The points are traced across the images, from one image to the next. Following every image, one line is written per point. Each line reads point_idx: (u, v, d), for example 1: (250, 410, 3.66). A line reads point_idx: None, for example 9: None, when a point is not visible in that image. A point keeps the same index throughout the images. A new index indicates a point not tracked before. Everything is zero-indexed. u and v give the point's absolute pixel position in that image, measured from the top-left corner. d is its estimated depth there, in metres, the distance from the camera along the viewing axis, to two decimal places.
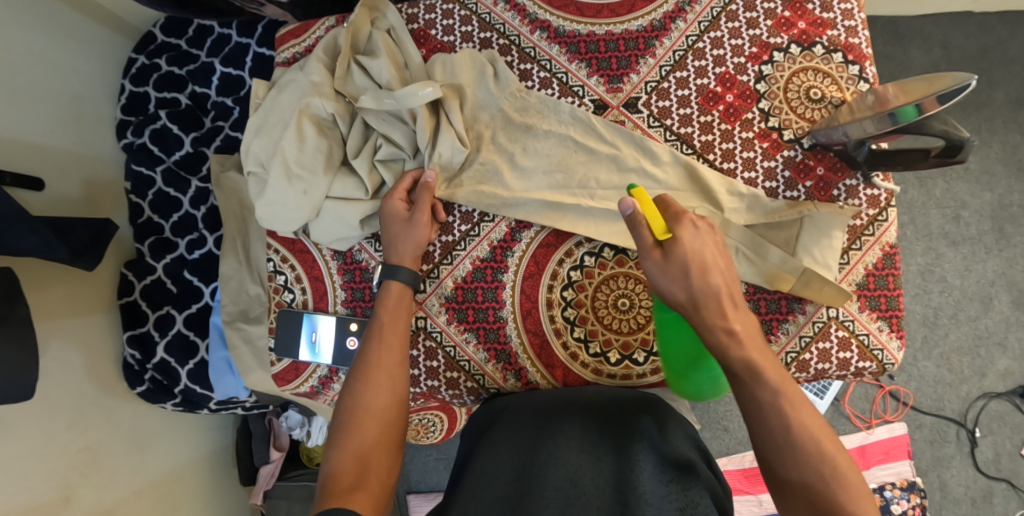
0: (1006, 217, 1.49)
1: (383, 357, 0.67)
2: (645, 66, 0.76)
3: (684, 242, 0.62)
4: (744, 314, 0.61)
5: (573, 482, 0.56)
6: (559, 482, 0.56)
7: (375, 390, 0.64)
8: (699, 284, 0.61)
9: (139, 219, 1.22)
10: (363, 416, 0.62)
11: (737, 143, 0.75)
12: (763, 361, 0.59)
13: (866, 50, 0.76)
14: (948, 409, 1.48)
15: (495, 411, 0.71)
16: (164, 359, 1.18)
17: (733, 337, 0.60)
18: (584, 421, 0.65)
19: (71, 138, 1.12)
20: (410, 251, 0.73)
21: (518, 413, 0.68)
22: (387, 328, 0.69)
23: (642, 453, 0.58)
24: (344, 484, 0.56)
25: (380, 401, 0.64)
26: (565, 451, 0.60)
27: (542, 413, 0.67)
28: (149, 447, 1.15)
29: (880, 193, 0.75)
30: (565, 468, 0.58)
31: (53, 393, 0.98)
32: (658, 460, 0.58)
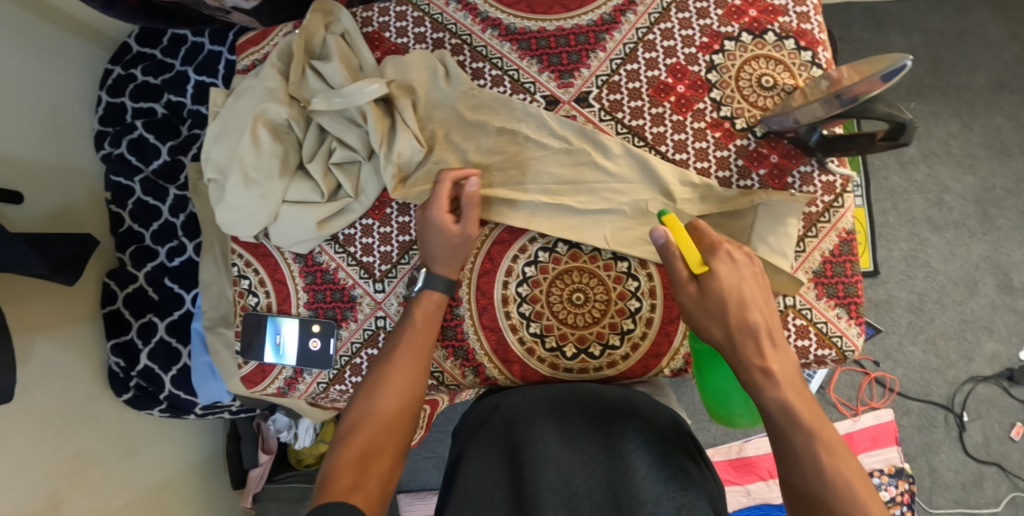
0: (989, 199, 1.48)
1: (402, 360, 0.69)
2: (596, 60, 0.76)
3: (721, 276, 0.64)
4: (783, 354, 0.63)
5: (565, 482, 0.60)
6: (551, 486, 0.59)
7: (390, 394, 0.67)
8: (737, 322, 0.63)
9: (120, 229, 1.24)
10: (376, 417, 0.65)
11: (689, 134, 0.75)
12: (797, 401, 0.60)
13: (818, 35, 0.76)
14: (936, 395, 1.46)
15: (491, 404, 0.73)
16: (148, 366, 1.19)
17: (770, 377, 0.61)
18: (581, 417, 0.67)
19: (51, 150, 1.12)
20: (445, 253, 0.72)
21: (518, 407, 0.69)
22: (410, 332, 0.71)
23: (638, 454, 0.61)
24: (346, 482, 0.58)
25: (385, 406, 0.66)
26: (558, 451, 0.63)
27: (539, 407, 0.68)
28: (138, 454, 1.16)
29: (835, 179, 0.75)
30: (559, 471, 0.61)
31: (40, 404, 0.98)
32: (655, 459, 0.61)
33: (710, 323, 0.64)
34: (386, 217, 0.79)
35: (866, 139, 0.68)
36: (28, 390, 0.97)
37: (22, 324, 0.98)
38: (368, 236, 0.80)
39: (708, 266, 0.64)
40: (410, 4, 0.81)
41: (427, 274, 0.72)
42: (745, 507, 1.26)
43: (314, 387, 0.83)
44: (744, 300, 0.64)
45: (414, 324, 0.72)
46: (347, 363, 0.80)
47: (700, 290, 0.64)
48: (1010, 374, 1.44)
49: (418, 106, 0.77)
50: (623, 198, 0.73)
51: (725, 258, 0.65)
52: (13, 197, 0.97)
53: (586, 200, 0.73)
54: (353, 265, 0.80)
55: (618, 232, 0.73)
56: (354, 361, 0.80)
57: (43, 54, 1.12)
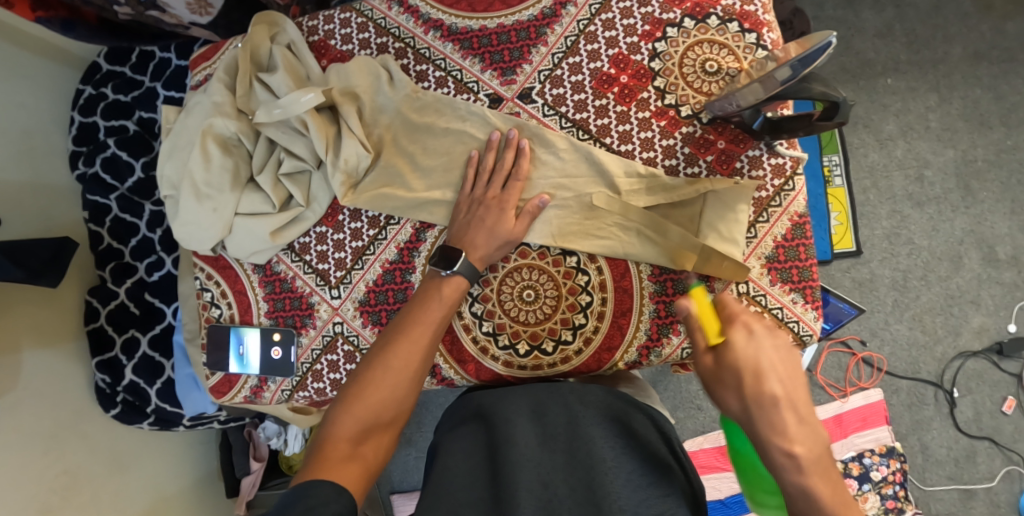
0: (970, 172, 1.46)
1: (415, 341, 0.68)
2: (538, 55, 0.76)
3: (737, 346, 0.61)
4: (812, 435, 0.56)
5: (544, 484, 0.59)
6: (533, 485, 0.58)
7: (398, 376, 0.66)
8: (756, 394, 0.58)
9: (100, 246, 1.24)
10: (378, 393, 0.64)
11: (633, 124, 0.75)
12: (822, 487, 0.53)
13: (762, 16, 0.75)
14: (925, 372, 1.44)
15: (475, 406, 0.72)
16: (133, 381, 1.20)
17: (794, 461, 0.55)
18: (561, 418, 0.66)
19: (24, 173, 1.12)
20: (484, 243, 0.71)
21: (497, 406, 0.69)
22: (431, 314, 0.69)
23: (620, 457, 0.61)
24: (340, 451, 0.59)
25: (394, 383, 0.65)
26: (539, 453, 0.61)
27: (521, 409, 0.68)
28: (129, 467, 1.17)
29: (784, 161, 0.74)
30: (538, 472, 0.59)
31: (28, 423, 0.99)
32: (636, 465, 0.60)
33: (725, 395, 0.61)
34: (338, 224, 0.80)
35: (806, 124, 0.68)
36: (15, 410, 0.98)
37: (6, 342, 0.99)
38: (323, 243, 0.80)
39: (724, 336, 0.63)
40: (353, 11, 0.81)
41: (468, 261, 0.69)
42: (736, 492, 1.25)
43: (279, 394, 0.83)
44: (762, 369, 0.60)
45: (434, 306, 0.70)
46: (309, 370, 0.81)
47: (715, 362, 0.62)
48: (999, 348, 1.43)
49: (362, 113, 0.77)
50: (568, 193, 0.74)
51: (744, 330, 0.62)
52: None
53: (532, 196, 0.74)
54: (309, 273, 0.81)
55: (563, 227, 0.73)
56: (315, 368, 0.80)
57: (15, 77, 1.12)
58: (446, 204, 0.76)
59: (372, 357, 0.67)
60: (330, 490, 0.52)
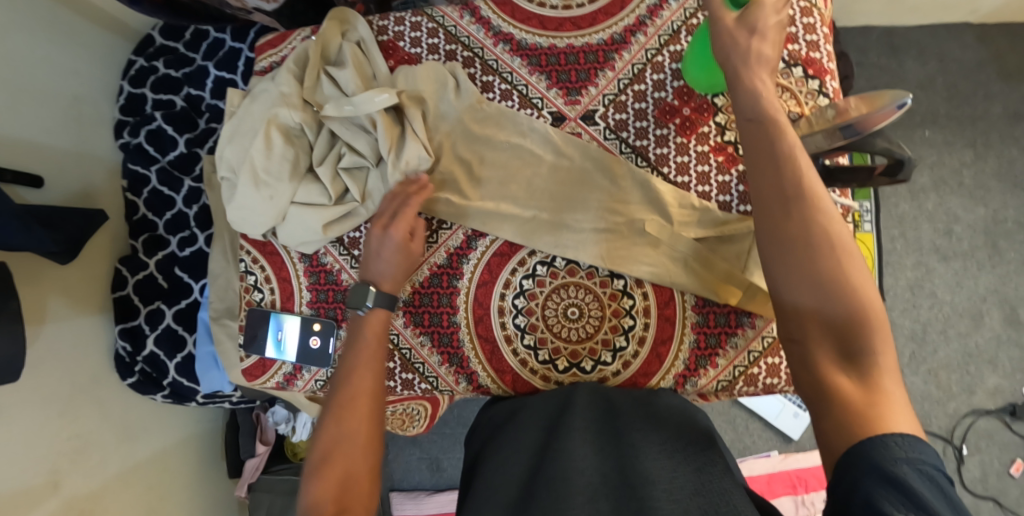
0: (999, 232, 1.47)
1: (364, 383, 0.69)
2: (604, 79, 0.78)
3: None
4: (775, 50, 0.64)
5: (580, 471, 0.57)
6: (569, 472, 0.57)
7: (357, 421, 0.67)
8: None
9: (134, 217, 1.26)
10: (348, 445, 0.65)
11: (692, 156, 0.76)
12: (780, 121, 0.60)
13: (826, 65, 0.77)
14: (935, 426, 1.44)
15: (507, 408, 0.73)
16: (153, 352, 1.20)
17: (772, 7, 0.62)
18: (589, 414, 0.66)
19: (70, 138, 1.14)
20: (396, 272, 0.74)
21: (532, 412, 0.69)
22: (365, 349, 0.72)
23: (651, 441, 0.60)
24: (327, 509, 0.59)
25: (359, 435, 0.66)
26: (572, 441, 0.61)
27: (551, 406, 0.68)
28: (137, 437, 1.18)
29: (834, 210, 0.75)
30: (575, 459, 0.59)
31: (44, 385, 1.00)
32: (667, 448, 0.59)
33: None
34: None
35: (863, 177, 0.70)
36: (33, 369, 0.99)
37: (33, 301, 1.00)
38: None
39: None
40: (425, 15, 0.83)
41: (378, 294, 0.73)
42: None
43: (311, 384, 0.85)
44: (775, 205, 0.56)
45: (368, 342, 0.72)
46: None
47: None
48: (1012, 410, 1.43)
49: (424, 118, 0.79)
50: (619, 217, 0.75)
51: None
52: (34, 180, 1.00)
53: (588, 219, 0.75)
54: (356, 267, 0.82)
55: (611, 251, 0.74)
56: None
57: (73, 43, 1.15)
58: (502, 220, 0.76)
59: (325, 412, 0.67)
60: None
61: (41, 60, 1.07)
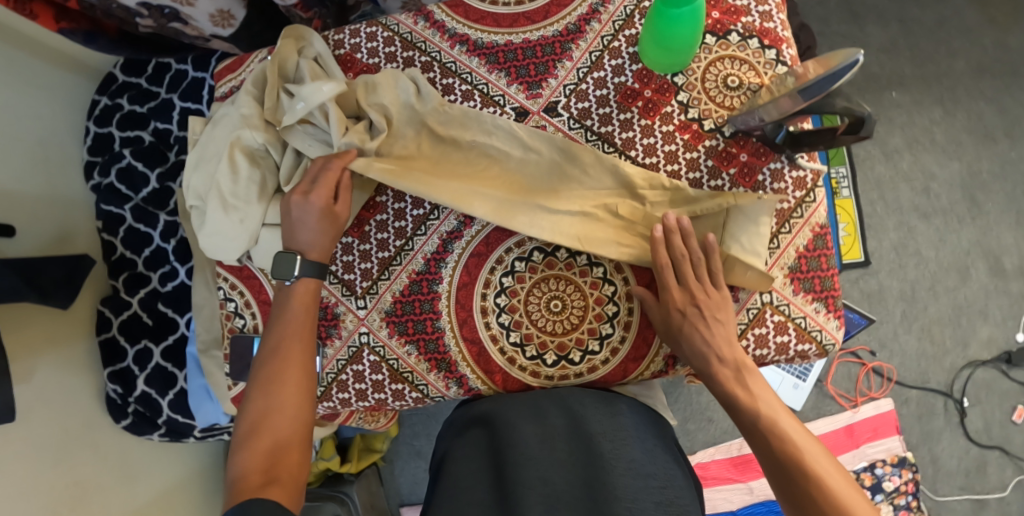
0: (975, 184, 1.48)
1: (295, 355, 0.69)
2: (563, 70, 0.78)
3: None
4: None
5: (544, 480, 0.58)
6: (532, 480, 0.57)
7: (289, 391, 0.66)
8: None
9: (112, 256, 1.24)
10: (279, 418, 0.64)
11: (658, 138, 0.76)
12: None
13: (781, 33, 0.77)
14: (934, 382, 1.45)
15: (478, 412, 0.73)
16: (145, 391, 1.19)
17: None
18: (559, 425, 0.66)
19: (39, 184, 1.13)
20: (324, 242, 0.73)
21: (503, 413, 0.70)
22: (293, 318, 0.72)
23: (620, 449, 0.62)
24: (255, 479, 0.58)
25: (292, 403, 0.65)
26: (541, 450, 0.62)
27: (520, 413, 0.68)
28: (138, 478, 1.17)
29: (806, 174, 0.75)
30: (538, 469, 0.59)
31: (37, 435, 0.98)
32: (634, 457, 0.62)
33: None
34: (365, 235, 0.79)
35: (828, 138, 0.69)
36: (24, 417, 0.97)
37: (21, 344, 0.99)
38: (348, 254, 0.79)
39: None
40: (379, 25, 0.83)
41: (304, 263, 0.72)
42: (749, 505, 1.26)
43: None
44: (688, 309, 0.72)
45: (297, 312, 0.72)
46: (333, 380, 0.80)
47: None
48: (1007, 358, 1.44)
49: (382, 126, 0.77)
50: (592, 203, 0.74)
51: None
52: (5, 230, 0.98)
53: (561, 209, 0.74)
54: (334, 283, 0.79)
55: (589, 232, 0.73)
56: (340, 378, 0.80)
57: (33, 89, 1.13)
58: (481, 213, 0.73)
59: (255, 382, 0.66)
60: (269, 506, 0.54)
61: (2, 108, 1.05)
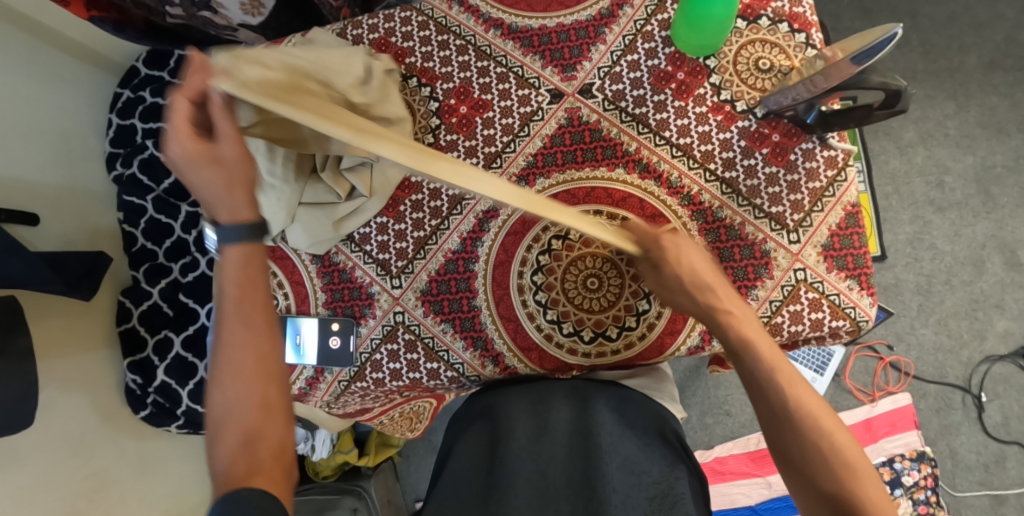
0: (990, 178, 1.49)
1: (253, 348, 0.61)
2: (597, 53, 0.79)
3: None
4: None
5: (542, 473, 0.61)
6: (526, 476, 0.61)
7: (246, 376, 0.60)
8: None
9: (133, 247, 1.24)
10: (245, 400, 0.59)
11: (691, 119, 0.77)
12: None
13: (811, 17, 0.78)
14: (951, 376, 1.45)
15: (481, 404, 0.74)
16: (164, 382, 1.17)
17: None
18: (561, 417, 0.67)
19: (61, 175, 1.13)
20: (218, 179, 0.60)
21: (504, 402, 0.71)
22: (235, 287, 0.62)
23: (617, 442, 0.63)
24: (239, 469, 0.55)
25: (256, 384, 0.60)
26: (541, 448, 0.64)
27: (520, 405, 0.70)
28: (154, 470, 1.19)
29: (837, 153, 0.76)
30: (534, 464, 0.62)
31: (56, 425, 0.98)
32: (631, 449, 0.63)
33: None
34: (400, 214, 0.81)
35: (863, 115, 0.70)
36: (43, 409, 0.97)
37: (43, 342, 0.99)
38: (383, 234, 0.81)
39: None
40: (414, 10, 0.84)
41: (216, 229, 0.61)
42: (768, 499, 1.26)
43: (334, 387, 0.83)
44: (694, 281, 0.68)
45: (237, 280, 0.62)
46: (368, 360, 0.81)
47: None
48: None
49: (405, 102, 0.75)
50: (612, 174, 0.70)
51: None
52: (29, 219, 0.99)
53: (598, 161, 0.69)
54: (370, 263, 0.81)
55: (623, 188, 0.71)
56: (374, 357, 0.81)
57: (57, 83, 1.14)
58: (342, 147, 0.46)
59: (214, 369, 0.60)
60: (266, 503, 0.53)
61: (29, 99, 1.06)
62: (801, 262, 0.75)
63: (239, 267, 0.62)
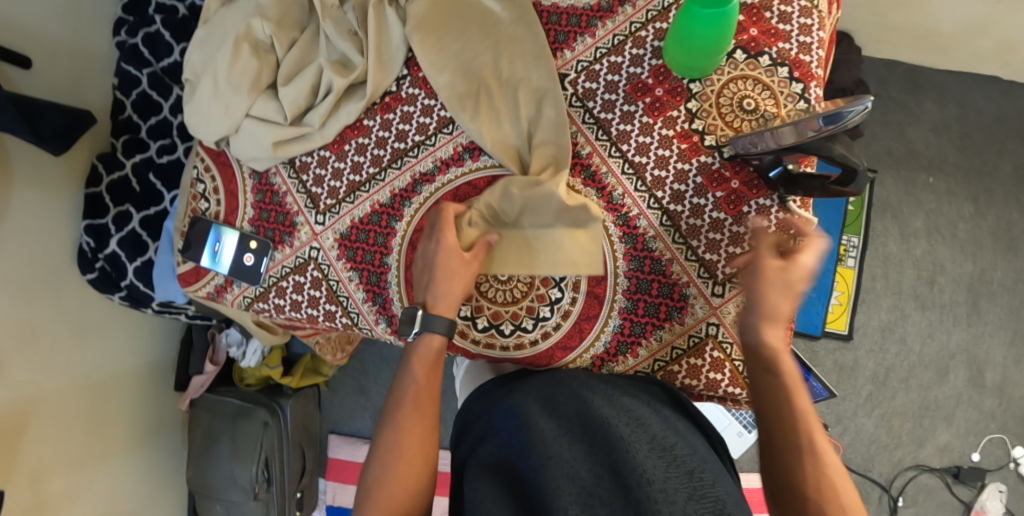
0: (983, 291, 1.43)
1: (416, 424, 0.66)
2: (582, 45, 0.76)
3: None
4: None
5: (572, 476, 0.54)
6: (558, 479, 0.53)
7: (410, 421, 0.66)
8: None
9: (120, 116, 1.18)
10: (406, 445, 0.65)
11: (654, 139, 0.74)
12: None
13: (814, 69, 0.74)
14: (876, 472, 1.42)
15: (479, 431, 0.70)
16: (115, 252, 1.14)
17: None
18: (573, 418, 0.63)
19: (65, 27, 1.07)
20: (454, 298, 0.71)
21: (503, 416, 0.68)
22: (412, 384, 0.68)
23: (636, 431, 0.59)
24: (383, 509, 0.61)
25: (413, 438, 0.65)
26: (558, 445, 0.58)
27: (528, 408, 0.65)
28: (92, 337, 1.15)
29: (793, 219, 0.72)
30: (562, 465, 0.55)
31: (9, 267, 0.96)
32: (652, 438, 0.59)
33: None
34: (343, 153, 0.80)
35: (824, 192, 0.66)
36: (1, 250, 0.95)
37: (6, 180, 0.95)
38: (322, 168, 0.80)
39: None
40: None
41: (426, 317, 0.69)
42: None
43: (240, 299, 0.85)
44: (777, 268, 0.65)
45: (417, 388, 0.68)
46: (274, 285, 0.83)
47: None
48: (956, 470, 1.41)
49: (364, 45, 0.77)
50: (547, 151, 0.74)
51: None
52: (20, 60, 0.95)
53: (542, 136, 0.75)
54: (301, 193, 0.81)
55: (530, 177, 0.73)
56: (280, 284, 0.82)
57: None
58: (450, 79, 0.75)
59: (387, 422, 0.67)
60: None
61: None
62: (717, 317, 0.73)
63: (432, 358, 0.69)
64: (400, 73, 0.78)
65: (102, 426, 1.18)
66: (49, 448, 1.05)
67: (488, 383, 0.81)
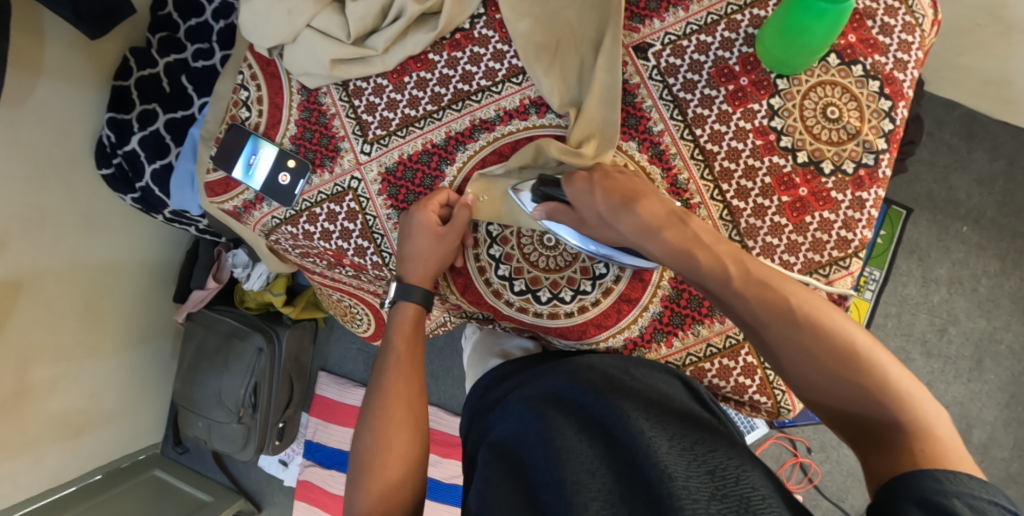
0: (989, 350, 1.38)
1: (400, 389, 0.69)
2: (672, 17, 0.71)
3: None
4: None
5: (590, 472, 0.50)
6: (579, 474, 0.49)
7: (394, 400, 0.68)
8: None
9: (160, 12, 1.07)
10: (393, 427, 0.66)
11: (730, 129, 0.71)
12: None
13: (905, 89, 0.69)
14: (847, 503, 1.34)
15: (484, 428, 0.68)
16: (135, 150, 1.04)
17: None
18: (589, 414, 0.60)
19: None
20: (427, 270, 0.75)
21: (515, 411, 0.65)
22: (393, 353, 0.72)
23: (656, 427, 0.56)
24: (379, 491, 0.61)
25: (402, 416, 0.67)
26: (574, 441, 0.55)
27: (544, 402, 0.63)
28: (100, 232, 1.11)
29: (853, 238, 0.70)
30: (582, 461, 0.52)
31: (22, 144, 0.91)
32: (672, 435, 0.55)
33: None
34: (401, 85, 0.76)
35: (589, 187, 0.66)
36: (19, 124, 0.90)
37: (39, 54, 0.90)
38: (377, 96, 0.77)
39: None
40: None
41: (399, 288, 0.75)
42: None
43: (267, 219, 0.82)
44: (704, 254, 0.59)
45: (397, 365, 0.71)
46: (306, 210, 0.80)
47: None
48: None
49: None
50: (597, 124, 0.72)
51: None
52: None
53: (601, 105, 0.72)
54: (350, 118, 0.78)
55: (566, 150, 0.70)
56: (314, 210, 0.80)
57: None
58: (529, 22, 0.71)
59: (371, 409, 0.68)
60: None
61: None
62: None
63: (409, 325, 0.74)
64: (476, 11, 0.74)
65: (98, 322, 1.16)
66: (41, 335, 1.03)
67: (496, 367, 0.81)
